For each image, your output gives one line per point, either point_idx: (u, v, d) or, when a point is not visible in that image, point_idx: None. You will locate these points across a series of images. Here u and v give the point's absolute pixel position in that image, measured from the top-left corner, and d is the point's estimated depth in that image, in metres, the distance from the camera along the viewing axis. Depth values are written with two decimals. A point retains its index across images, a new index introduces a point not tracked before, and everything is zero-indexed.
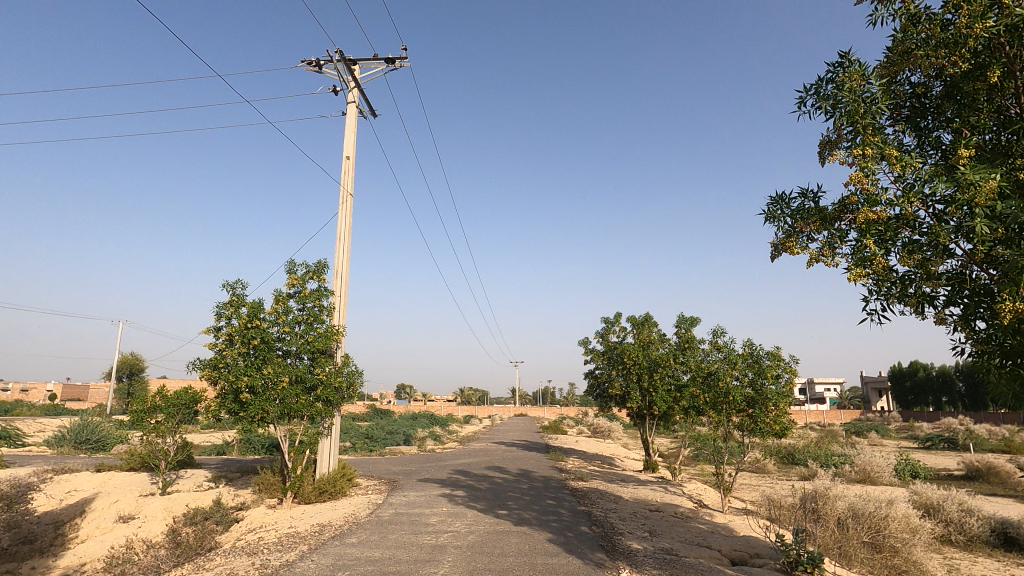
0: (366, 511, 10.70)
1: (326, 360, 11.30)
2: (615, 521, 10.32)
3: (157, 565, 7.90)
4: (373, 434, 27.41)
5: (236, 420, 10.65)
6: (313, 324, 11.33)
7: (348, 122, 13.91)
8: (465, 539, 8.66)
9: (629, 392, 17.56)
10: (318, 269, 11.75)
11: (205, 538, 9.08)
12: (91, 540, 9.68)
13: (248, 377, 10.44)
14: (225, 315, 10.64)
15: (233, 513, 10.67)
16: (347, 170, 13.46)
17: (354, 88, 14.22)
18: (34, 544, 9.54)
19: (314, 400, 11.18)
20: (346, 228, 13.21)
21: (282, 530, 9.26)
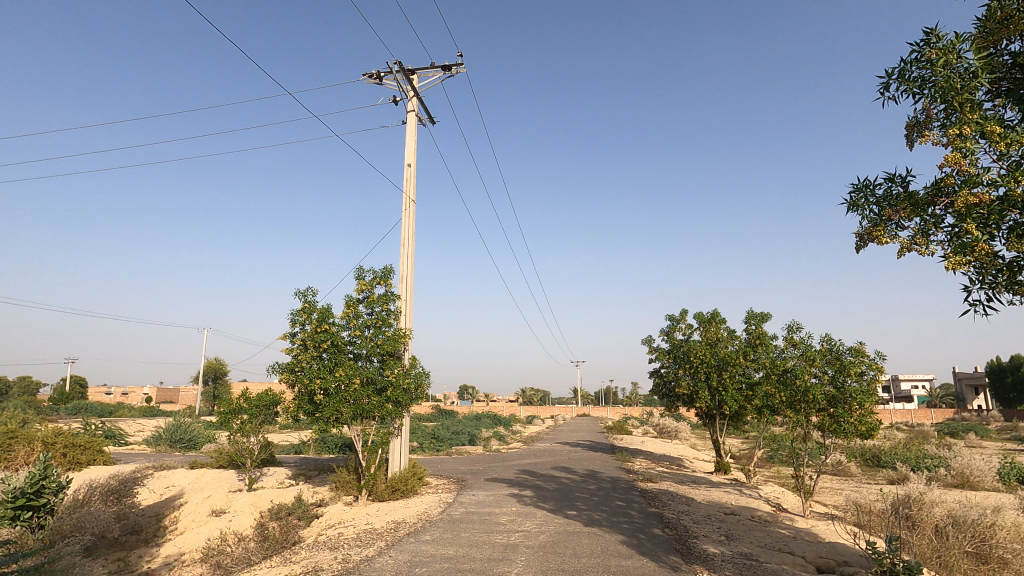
0: (438, 509, 10.91)
1: (395, 363, 11.66)
2: (689, 524, 10.03)
3: (248, 558, 8.44)
4: (439, 435, 27.94)
5: (313, 420, 11.17)
6: (381, 327, 11.74)
7: (408, 130, 14.32)
8: (536, 538, 8.69)
9: (698, 391, 17.06)
10: (384, 274, 12.16)
11: (290, 532, 9.63)
12: (189, 532, 10.44)
13: (322, 380, 10.95)
14: (298, 321, 11.21)
15: (314, 509, 11.26)
16: (409, 177, 13.84)
17: (413, 97, 14.61)
18: (140, 534, 10.43)
19: (385, 400, 11.55)
20: (409, 233, 13.59)
21: (360, 526, 9.63)
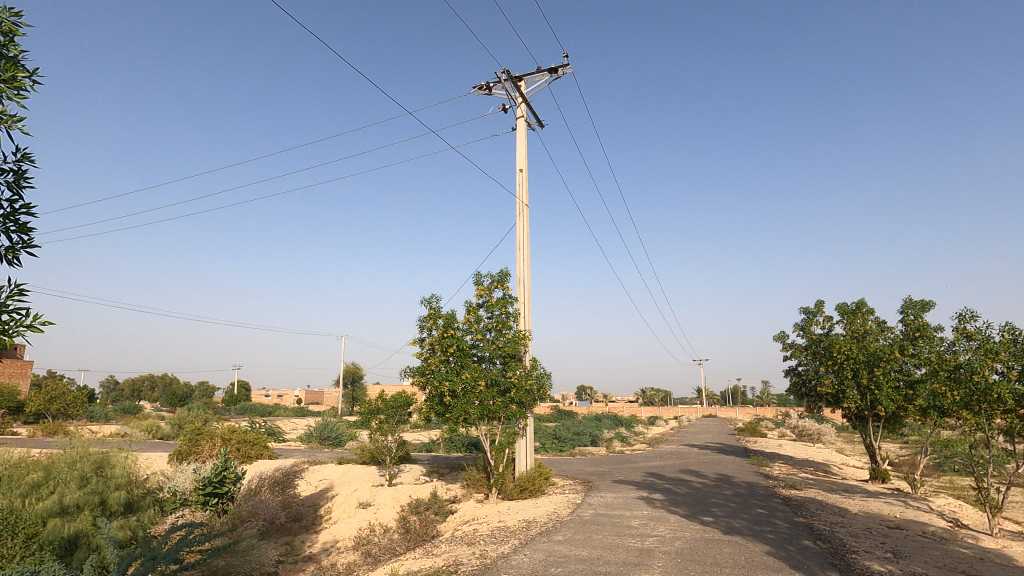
0: (567, 510, 10.93)
1: (517, 364, 11.91)
2: (845, 537, 9.08)
3: (394, 549, 9.09)
4: (561, 435, 28.07)
5: (443, 420, 11.72)
6: (502, 330, 12.06)
7: (518, 136, 14.58)
8: (672, 545, 8.38)
9: (844, 391, 15.41)
10: (501, 278, 12.47)
11: (429, 526, 10.20)
12: (342, 521, 11.48)
13: (450, 382, 11.48)
14: (426, 327, 11.87)
15: (448, 505, 11.83)
16: (521, 182, 14.08)
17: (522, 103, 14.86)
18: (302, 521, 11.66)
19: (509, 401, 11.83)
20: (524, 237, 13.81)
21: (493, 523, 9.93)
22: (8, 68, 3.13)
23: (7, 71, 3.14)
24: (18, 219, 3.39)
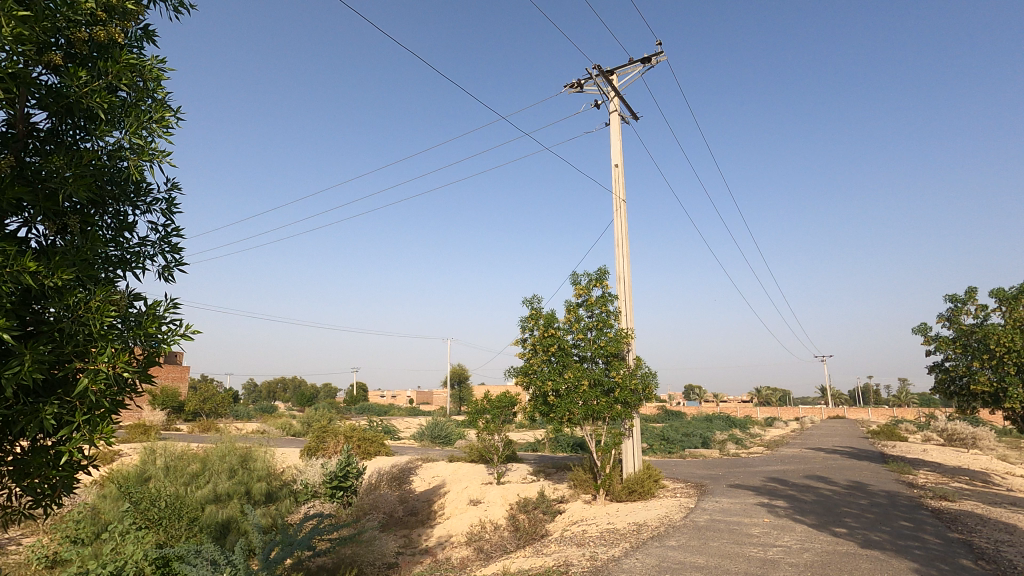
0: (680, 514, 10.49)
1: (620, 364, 11.63)
2: (1015, 558, 7.85)
3: (504, 546, 9.28)
4: (669, 436, 27.05)
5: (548, 420, 11.75)
6: (603, 329, 11.86)
7: (612, 131, 14.29)
8: (800, 556, 7.74)
9: (1006, 389, 13.36)
10: (601, 276, 12.28)
11: (538, 525, 10.27)
12: (454, 517, 11.90)
13: (553, 382, 11.49)
14: (527, 327, 11.98)
15: (556, 505, 11.83)
16: (617, 177, 13.78)
17: (614, 96, 14.55)
18: (418, 516, 12.25)
19: (613, 401, 11.58)
20: (622, 232, 13.49)
21: (603, 525, 9.78)
22: (157, 109, 3.58)
23: (157, 112, 3.59)
24: (171, 241, 3.86)
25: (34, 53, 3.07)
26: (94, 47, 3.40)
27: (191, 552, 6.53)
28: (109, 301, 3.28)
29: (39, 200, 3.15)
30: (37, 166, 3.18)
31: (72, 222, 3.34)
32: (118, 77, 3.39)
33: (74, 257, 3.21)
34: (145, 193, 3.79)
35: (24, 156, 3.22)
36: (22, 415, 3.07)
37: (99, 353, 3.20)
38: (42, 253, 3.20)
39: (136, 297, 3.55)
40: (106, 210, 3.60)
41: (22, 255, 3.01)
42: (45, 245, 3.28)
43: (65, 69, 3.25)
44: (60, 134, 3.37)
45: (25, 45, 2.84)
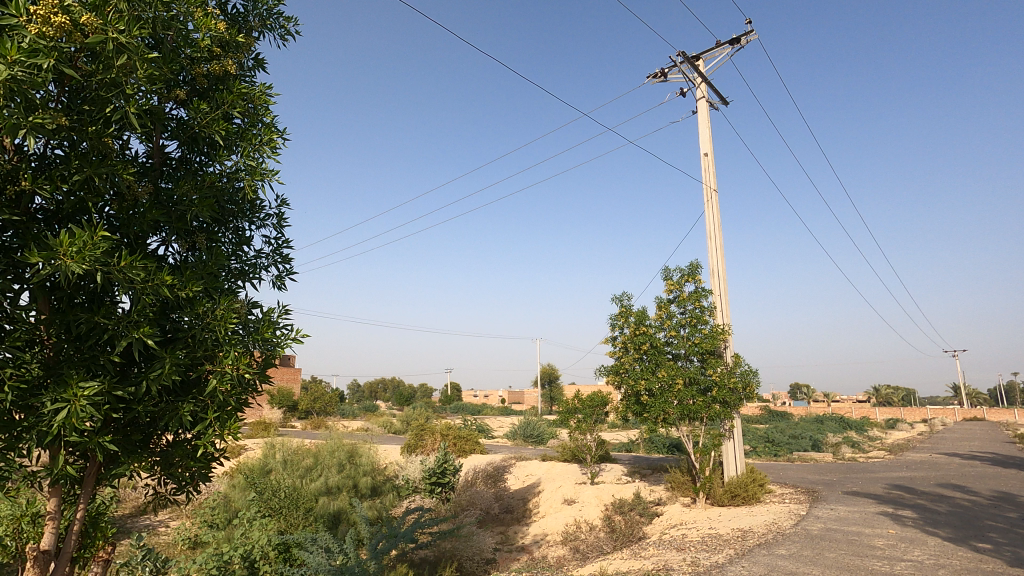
0: (790, 521, 9.80)
1: (717, 361, 11.09)
2: None
3: (601, 547, 9.17)
4: (774, 438, 25.39)
5: (641, 420, 11.45)
6: (697, 325, 11.38)
7: (700, 118, 13.68)
8: (934, 573, 6.95)
9: None
10: (693, 271, 11.79)
11: (635, 527, 10.04)
12: (549, 516, 11.94)
13: (646, 380, 11.20)
14: (617, 325, 11.77)
15: (653, 507, 11.49)
16: (708, 166, 13.16)
17: (702, 83, 13.92)
18: (513, 514, 12.42)
19: (711, 401, 11.03)
20: (715, 224, 12.87)
21: (704, 530, 9.37)
22: (267, 133, 3.90)
23: (267, 135, 3.91)
24: (282, 253, 4.20)
25: (165, 90, 3.46)
26: (213, 81, 3.78)
27: (308, 540, 7.08)
28: (231, 310, 3.63)
29: (174, 222, 3.56)
30: (171, 191, 3.59)
31: (199, 239, 3.73)
32: (234, 106, 3.75)
33: (202, 270, 3.60)
34: (260, 210, 4.16)
35: (161, 183, 3.64)
36: (164, 411, 3.48)
37: (225, 357, 3.55)
38: (177, 267, 3.61)
39: (254, 305, 3.90)
40: (228, 227, 3.99)
41: (161, 270, 3.41)
42: (179, 260, 3.69)
43: (191, 103, 3.65)
44: (189, 161, 3.79)
45: (157, 84, 3.22)
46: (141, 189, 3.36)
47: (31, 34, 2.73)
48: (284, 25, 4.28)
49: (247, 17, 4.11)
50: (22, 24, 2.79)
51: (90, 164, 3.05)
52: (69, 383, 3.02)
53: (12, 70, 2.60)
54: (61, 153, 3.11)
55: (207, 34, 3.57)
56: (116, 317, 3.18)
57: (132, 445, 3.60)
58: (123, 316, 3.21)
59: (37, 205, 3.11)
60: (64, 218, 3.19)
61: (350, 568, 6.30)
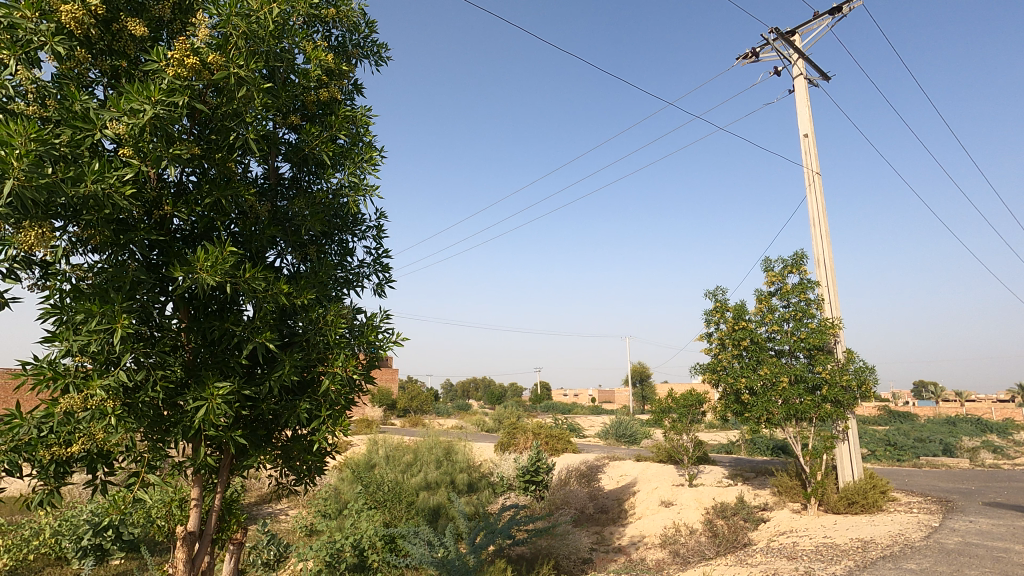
0: (919, 533, 8.87)
1: (827, 357, 10.27)
2: None
3: (702, 552, 8.81)
4: (896, 441, 23.07)
5: (743, 420, 10.86)
6: (803, 319, 10.62)
7: (799, 97, 12.75)
8: None
9: None
10: (796, 261, 11.02)
11: (739, 533, 9.54)
12: (646, 517, 11.65)
13: (746, 378, 10.61)
14: (713, 320, 11.26)
15: (759, 513, 10.86)
16: (809, 148, 12.24)
17: (799, 59, 12.97)
18: (608, 514, 12.26)
19: (821, 400, 10.22)
20: (819, 210, 11.94)
21: (818, 539, 8.72)
22: (367, 150, 4.15)
23: (367, 152, 4.16)
24: (383, 261, 4.45)
25: (279, 117, 3.79)
26: (319, 106, 4.09)
27: (411, 532, 7.41)
28: (340, 315, 3.91)
29: (289, 237, 3.89)
30: (285, 209, 3.93)
31: (310, 251, 4.05)
32: (338, 128, 4.03)
33: (314, 280, 3.90)
34: (362, 222, 4.44)
35: (277, 202, 4.00)
36: (284, 409, 3.81)
37: (335, 359, 3.82)
38: (293, 278, 3.94)
39: (359, 310, 4.16)
40: (334, 239, 4.30)
41: (279, 281, 3.73)
42: (293, 271, 4.02)
43: (301, 127, 3.97)
44: (300, 180, 4.13)
45: (272, 112, 3.53)
46: (260, 208, 3.71)
47: (170, 76, 3.11)
48: (379, 49, 4.53)
49: (347, 45, 4.39)
50: (162, 68, 3.18)
51: (219, 188, 3.42)
52: (206, 383, 3.39)
53: (156, 109, 2.98)
54: (195, 179, 3.50)
55: (314, 64, 3.87)
56: (244, 324, 3.54)
57: (258, 439, 3.97)
58: (249, 323, 3.56)
59: (177, 226, 3.53)
60: (198, 238, 3.59)
61: (451, 560, 6.51)
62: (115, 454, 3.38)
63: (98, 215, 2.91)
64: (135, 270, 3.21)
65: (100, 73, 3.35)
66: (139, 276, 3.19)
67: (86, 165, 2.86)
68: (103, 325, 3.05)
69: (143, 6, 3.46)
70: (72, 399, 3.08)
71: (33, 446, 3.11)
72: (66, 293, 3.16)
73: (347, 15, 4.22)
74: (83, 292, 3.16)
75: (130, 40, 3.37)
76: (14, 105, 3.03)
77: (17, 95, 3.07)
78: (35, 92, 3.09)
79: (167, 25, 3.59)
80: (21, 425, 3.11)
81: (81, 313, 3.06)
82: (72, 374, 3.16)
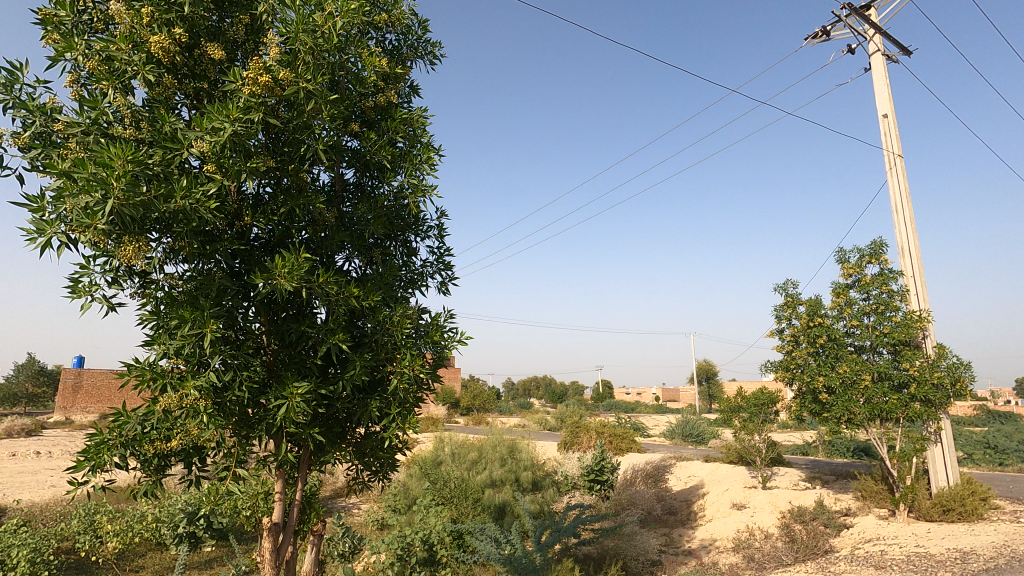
0: None
1: (914, 353, 9.55)
2: None
3: (779, 558, 8.43)
4: (998, 443, 21.11)
5: (821, 421, 10.26)
6: (885, 313, 9.93)
7: (877, 75, 11.92)
8: None
9: None
10: (875, 250, 10.32)
11: (820, 539, 9.05)
12: (717, 520, 11.25)
13: (824, 377, 10.03)
14: (785, 316, 10.73)
15: (841, 518, 10.24)
16: (888, 129, 11.42)
17: (875, 35, 12.11)
18: (677, 515, 11.95)
19: (908, 400, 9.52)
20: (902, 194, 11.12)
21: (909, 548, 8.13)
22: (426, 151, 4.25)
23: (425, 154, 4.25)
24: (445, 261, 4.54)
25: (343, 126, 3.94)
26: (379, 111, 4.22)
27: (477, 528, 7.51)
28: (406, 315, 4.02)
29: (356, 240, 4.04)
30: (351, 214, 4.08)
31: (376, 253, 4.19)
32: (396, 131, 4.15)
33: (380, 282, 4.04)
34: (423, 223, 4.54)
35: (344, 207, 4.17)
36: (357, 408, 3.96)
37: (403, 358, 3.93)
38: (360, 280, 4.09)
39: (424, 310, 4.27)
40: (398, 241, 4.43)
41: (349, 284, 3.89)
42: (361, 274, 4.19)
43: (362, 134, 4.11)
44: (363, 185, 4.28)
45: (336, 121, 3.68)
46: (329, 214, 3.88)
47: (246, 94, 3.30)
48: (432, 49, 4.62)
49: (402, 48, 4.51)
50: (240, 87, 3.39)
51: (292, 198, 3.61)
52: (286, 383, 3.59)
53: (234, 126, 3.17)
54: (270, 190, 3.71)
55: (370, 70, 3.99)
56: (317, 326, 3.71)
57: (334, 436, 4.15)
58: (323, 325, 3.74)
59: (255, 235, 3.74)
60: (275, 245, 3.80)
61: (518, 558, 6.53)
62: (207, 449, 3.64)
63: (187, 227, 3.14)
64: (220, 278, 3.44)
65: (184, 96, 3.61)
66: (225, 284, 3.43)
67: (176, 181, 3.08)
68: (195, 329, 3.28)
69: (219, 30, 3.69)
70: (169, 398, 3.33)
71: (138, 441, 3.39)
72: (160, 300, 3.41)
73: (400, 18, 4.33)
74: (175, 298, 3.41)
75: (210, 63, 3.60)
76: (113, 129, 3.31)
77: (115, 121, 3.35)
78: (130, 117, 3.35)
79: (241, 46, 3.82)
80: (128, 422, 3.40)
81: (174, 318, 3.31)
82: (169, 375, 3.42)
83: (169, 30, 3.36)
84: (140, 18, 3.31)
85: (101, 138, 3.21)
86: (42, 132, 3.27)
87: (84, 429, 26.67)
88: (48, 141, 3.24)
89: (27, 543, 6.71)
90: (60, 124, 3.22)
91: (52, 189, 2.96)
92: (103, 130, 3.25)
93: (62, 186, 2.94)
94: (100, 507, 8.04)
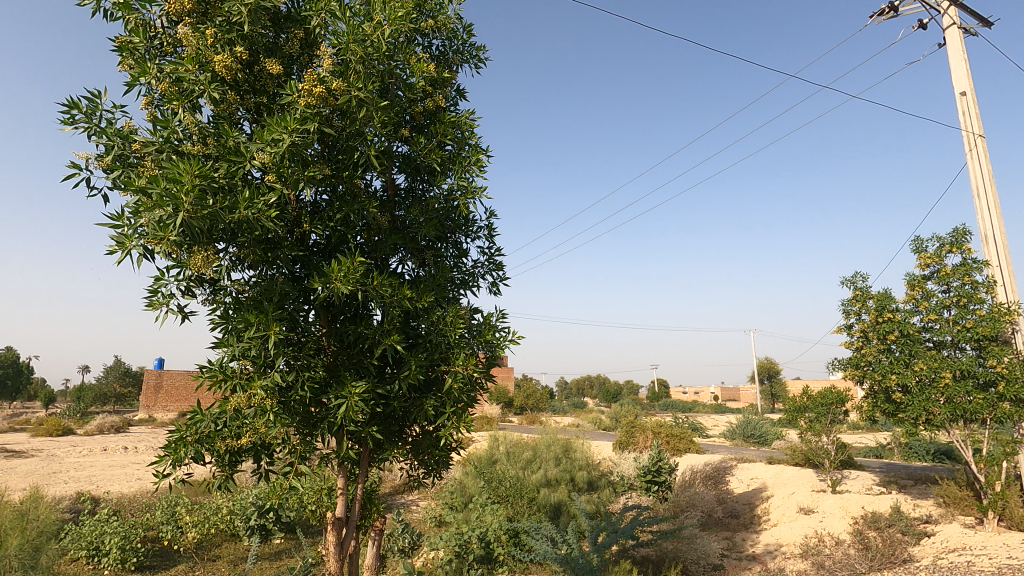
0: None
1: (1002, 349, 8.82)
2: None
3: (852, 566, 8.00)
4: None
5: (896, 421, 9.62)
6: (968, 306, 9.22)
7: (954, 50, 11.07)
8: None
9: None
10: (957, 238, 9.60)
11: (897, 547, 8.51)
12: (783, 524, 10.78)
13: (898, 375, 9.43)
14: (853, 311, 10.15)
15: (921, 525, 9.58)
16: (967, 107, 10.60)
17: (949, 7, 11.26)
18: (739, 518, 11.53)
19: (997, 399, 8.80)
20: (984, 177, 10.29)
21: (1000, 559, 7.51)
22: (474, 152, 4.29)
23: (474, 155, 4.29)
24: (496, 260, 4.58)
25: (393, 132, 4.03)
26: (427, 115, 4.29)
27: (533, 528, 7.51)
28: (459, 315, 4.08)
29: (408, 243, 4.13)
30: (403, 218, 4.18)
31: (428, 256, 4.26)
32: (444, 134, 4.21)
33: (433, 283, 4.11)
34: (474, 224, 4.59)
35: (397, 211, 4.27)
36: (413, 407, 4.04)
37: (456, 358, 3.98)
38: (414, 282, 4.17)
39: (476, 310, 4.31)
40: (449, 242, 4.50)
41: (403, 285, 3.98)
42: (415, 276, 4.27)
43: (411, 139, 4.19)
44: (414, 189, 4.37)
45: (388, 128, 3.77)
46: (382, 218, 3.98)
47: (302, 106, 3.44)
48: (476, 52, 4.66)
49: (447, 53, 4.58)
50: (296, 100, 3.53)
51: (348, 203, 3.74)
52: (346, 382, 3.71)
53: (293, 137, 3.32)
54: (327, 198, 3.86)
55: (418, 76, 4.05)
56: (374, 328, 3.81)
57: (391, 435, 4.25)
58: (379, 326, 3.84)
59: (314, 241, 3.89)
60: (333, 250, 3.93)
61: (575, 559, 6.46)
62: (274, 446, 3.82)
63: (251, 236, 3.30)
64: (282, 283, 3.59)
65: (245, 111, 3.80)
66: (286, 288, 3.58)
67: (240, 193, 3.25)
68: (259, 332, 3.45)
69: (277, 47, 3.87)
70: (239, 397, 3.53)
71: (211, 438, 3.60)
72: (229, 305, 3.61)
73: (444, 23, 4.39)
74: (242, 303, 3.59)
75: (268, 78, 3.77)
76: (182, 146, 3.52)
77: (185, 138, 3.57)
78: (197, 134, 3.56)
79: (296, 60, 3.98)
80: (203, 419, 3.61)
81: (241, 322, 3.49)
82: (238, 376, 3.61)
83: (230, 49, 3.54)
84: (203, 39, 3.50)
85: (172, 155, 3.43)
86: (121, 154, 3.53)
87: (164, 425, 28.61)
88: (127, 161, 3.50)
89: (118, 531, 7.26)
90: (136, 144, 3.46)
91: (131, 206, 3.18)
92: (174, 147, 3.48)
93: (139, 203, 3.16)
94: (181, 500, 8.58)
